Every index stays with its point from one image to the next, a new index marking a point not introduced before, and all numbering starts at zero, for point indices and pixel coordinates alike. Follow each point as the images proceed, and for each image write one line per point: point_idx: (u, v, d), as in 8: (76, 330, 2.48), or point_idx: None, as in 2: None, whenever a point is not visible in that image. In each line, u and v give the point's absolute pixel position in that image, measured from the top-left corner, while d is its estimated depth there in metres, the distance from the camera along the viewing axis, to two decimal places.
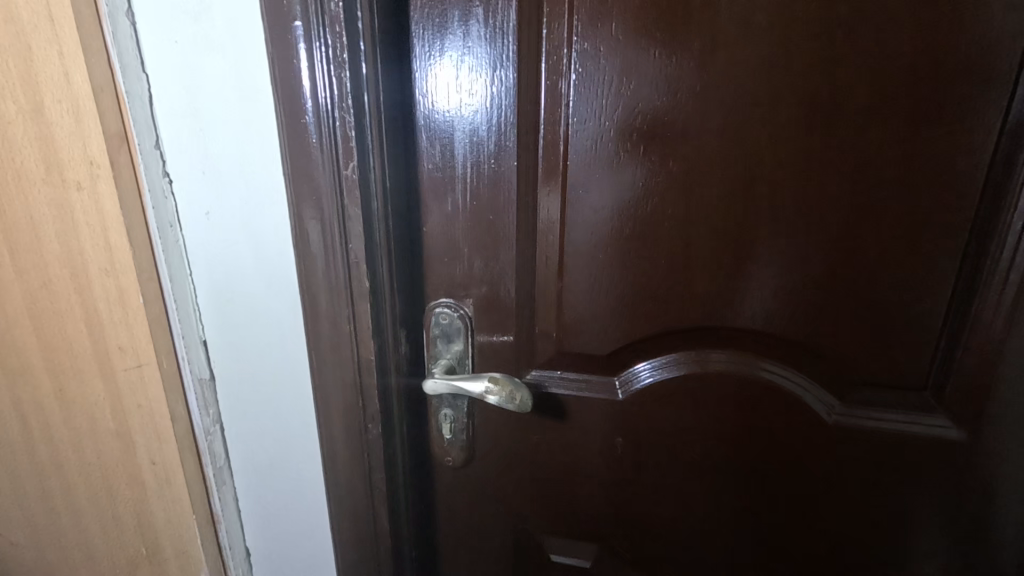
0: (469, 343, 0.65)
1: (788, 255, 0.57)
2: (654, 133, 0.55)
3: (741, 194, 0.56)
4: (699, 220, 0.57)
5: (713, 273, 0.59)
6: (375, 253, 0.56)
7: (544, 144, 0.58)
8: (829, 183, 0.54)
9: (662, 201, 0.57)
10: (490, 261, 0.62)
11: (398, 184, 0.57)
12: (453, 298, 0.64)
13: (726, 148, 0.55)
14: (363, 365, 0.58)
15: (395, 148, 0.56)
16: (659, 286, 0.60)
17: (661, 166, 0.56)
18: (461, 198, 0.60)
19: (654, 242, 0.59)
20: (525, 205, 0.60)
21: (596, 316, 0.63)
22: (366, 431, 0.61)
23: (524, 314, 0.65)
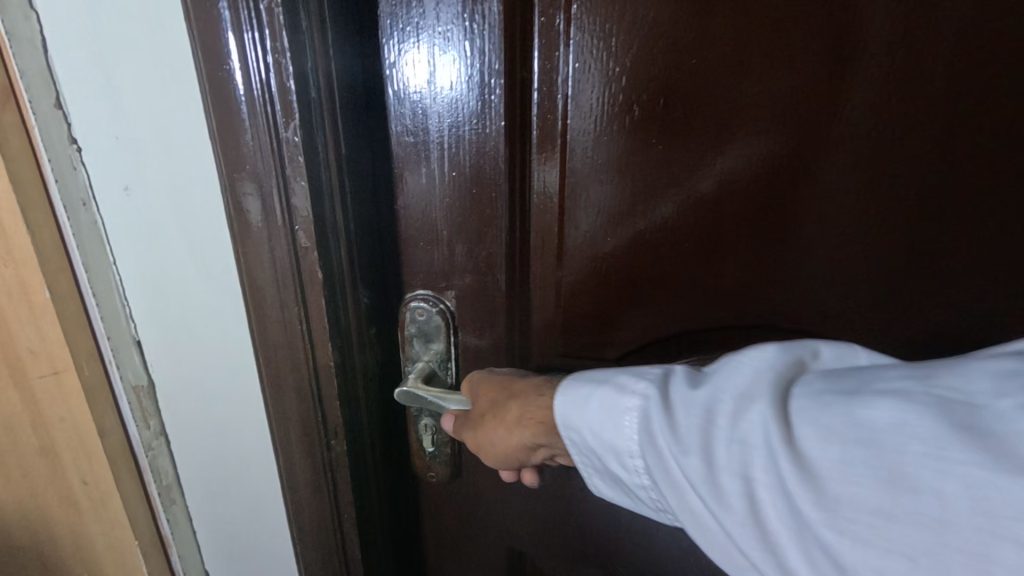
0: (451, 343, 0.55)
1: (842, 231, 0.46)
2: (678, 83, 0.43)
3: (789, 157, 0.44)
4: (733, 194, 0.46)
5: (749, 259, 0.48)
6: (329, 238, 0.45)
7: (539, 100, 0.47)
8: (907, 139, 0.42)
9: (685, 169, 0.46)
10: (475, 246, 0.51)
11: (358, 152, 0.46)
12: (431, 290, 0.54)
13: (771, 98, 0.43)
14: (321, 373, 0.48)
15: (352, 106, 0.44)
16: (680, 276, 0.50)
17: (686, 125, 0.45)
18: (438, 168, 0.49)
19: (677, 220, 0.48)
20: (516, 177, 0.49)
21: (604, 310, 0.52)
22: (329, 449, 0.51)
23: (517, 309, 0.54)
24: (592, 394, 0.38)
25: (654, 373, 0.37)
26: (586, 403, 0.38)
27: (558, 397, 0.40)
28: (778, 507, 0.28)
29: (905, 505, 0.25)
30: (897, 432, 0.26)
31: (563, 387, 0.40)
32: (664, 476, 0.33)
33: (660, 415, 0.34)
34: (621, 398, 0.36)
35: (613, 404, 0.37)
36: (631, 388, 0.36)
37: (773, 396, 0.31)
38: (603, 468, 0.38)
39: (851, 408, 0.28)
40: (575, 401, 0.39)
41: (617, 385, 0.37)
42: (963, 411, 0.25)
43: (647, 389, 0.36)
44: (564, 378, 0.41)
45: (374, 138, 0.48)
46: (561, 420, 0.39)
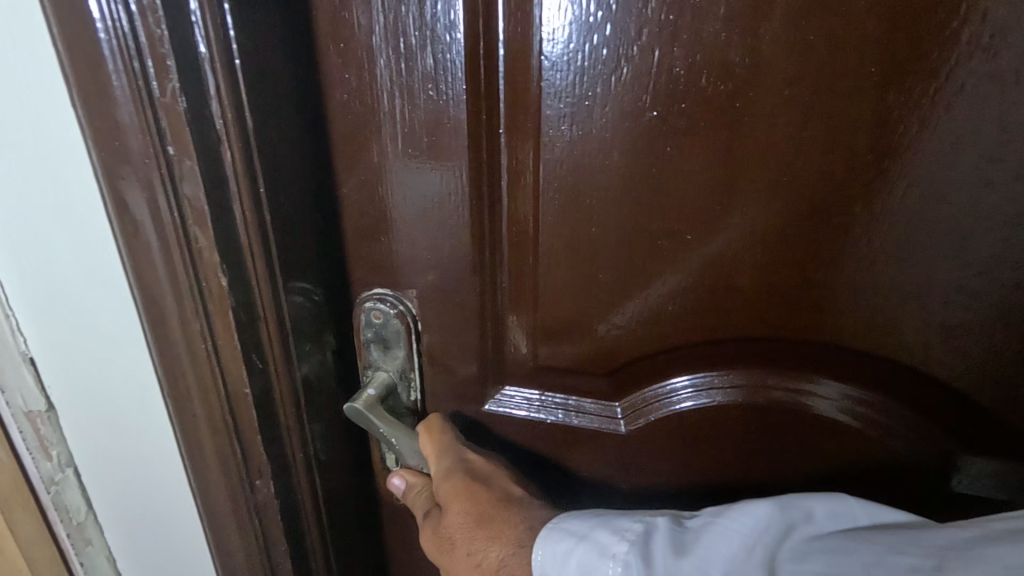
0: (414, 352, 0.46)
1: (887, 225, 0.36)
2: (688, 27, 0.33)
3: (823, 128, 0.34)
4: (755, 173, 0.36)
5: (774, 259, 0.38)
6: (235, 235, 0.35)
7: (513, 49, 0.36)
8: (982, 102, 0.32)
9: (695, 140, 0.36)
10: (436, 238, 0.41)
11: (274, 121, 0.35)
12: (391, 288, 0.44)
13: (804, 47, 0.32)
14: (235, 401, 0.39)
15: (263, 60, 0.33)
16: (686, 279, 0.40)
17: (696, 86, 0.34)
18: (386, 139, 0.38)
19: (678, 211, 0.38)
20: (482, 153, 0.39)
21: (594, 317, 0.42)
22: (254, 489, 0.43)
23: (491, 315, 0.44)
24: (571, 555, 0.32)
25: (635, 531, 0.32)
26: (566, 565, 0.32)
27: (539, 558, 0.33)
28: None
29: None
30: None
31: (544, 540, 0.34)
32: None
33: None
34: (604, 563, 0.31)
35: (597, 569, 0.31)
36: (616, 553, 0.31)
37: None
38: None
39: None
40: (555, 560, 0.33)
41: (598, 545, 0.32)
42: None
43: (635, 557, 0.30)
44: (545, 529, 0.34)
45: (299, 102, 0.37)
46: None
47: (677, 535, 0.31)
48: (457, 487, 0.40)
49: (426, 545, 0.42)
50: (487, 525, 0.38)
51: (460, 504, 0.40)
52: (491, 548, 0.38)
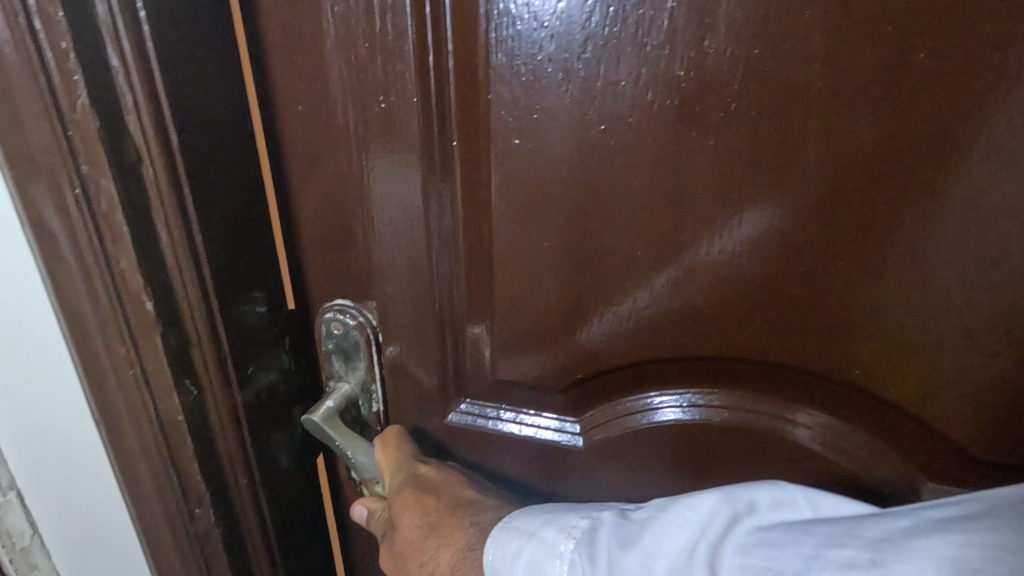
0: (375, 363, 0.45)
1: (847, 243, 0.35)
2: (622, 39, 0.32)
3: (772, 139, 0.33)
4: (704, 185, 0.35)
5: (725, 274, 0.37)
6: (158, 256, 0.34)
7: (461, 57, 0.35)
8: (932, 117, 0.31)
9: (643, 151, 0.35)
10: (392, 247, 0.40)
11: (201, 133, 0.33)
12: (350, 298, 0.43)
13: (750, 57, 0.32)
14: (170, 427, 0.38)
15: (182, 70, 0.32)
16: (643, 292, 0.39)
17: (635, 98, 0.33)
18: (337, 148, 0.38)
19: (630, 223, 0.37)
20: (433, 162, 0.37)
21: (551, 330, 0.41)
22: (193, 518, 0.42)
23: (450, 327, 0.43)
24: (519, 555, 0.32)
25: (582, 528, 0.32)
26: (514, 566, 0.32)
27: (489, 558, 0.33)
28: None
29: None
30: None
31: (494, 540, 0.33)
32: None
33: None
34: (551, 563, 0.31)
35: (543, 568, 0.31)
36: (563, 552, 0.31)
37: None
38: None
39: None
40: (504, 560, 0.32)
41: (546, 545, 0.31)
42: None
43: (580, 557, 0.30)
44: (495, 528, 0.34)
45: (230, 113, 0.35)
46: None
47: (622, 532, 0.30)
48: (400, 500, 0.39)
49: (383, 565, 0.41)
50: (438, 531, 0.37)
51: (412, 511, 0.38)
52: (441, 553, 0.37)
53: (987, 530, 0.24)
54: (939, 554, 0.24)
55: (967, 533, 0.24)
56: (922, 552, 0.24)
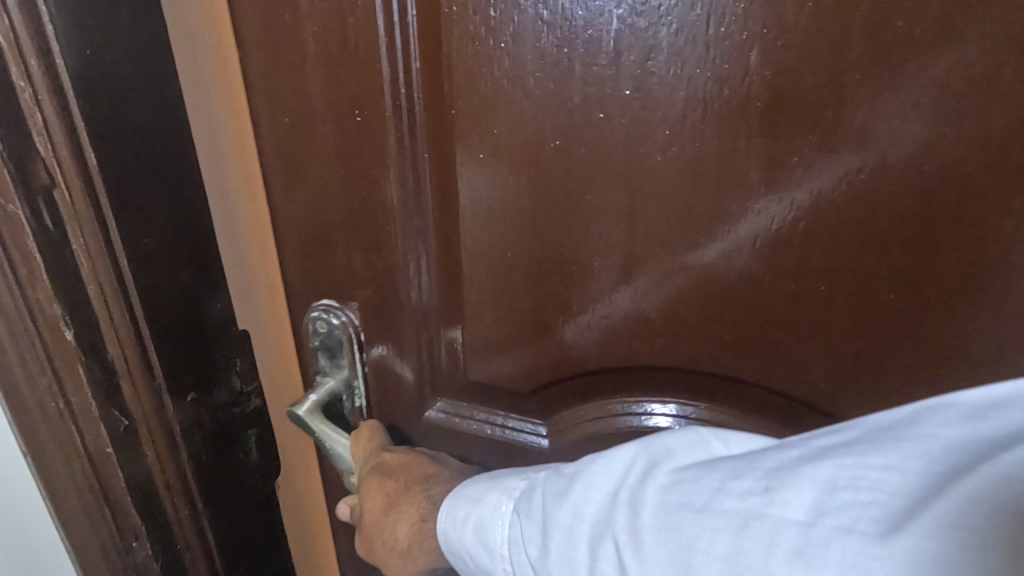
0: (358, 360, 0.48)
1: (785, 272, 0.34)
2: (567, 64, 0.34)
3: (712, 167, 0.33)
4: (652, 205, 0.35)
5: (676, 291, 0.37)
6: (73, 285, 0.34)
7: (425, 83, 0.37)
8: (868, 145, 0.30)
9: (591, 172, 0.36)
10: (370, 254, 0.43)
11: (124, 160, 0.34)
12: (333, 300, 0.46)
13: (688, 81, 0.32)
14: (98, 461, 0.38)
15: (102, 97, 0.32)
16: (591, 313, 0.40)
17: (579, 121, 0.35)
18: (319, 162, 0.41)
19: (576, 244, 0.38)
20: (403, 177, 0.40)
21: (516, 336, 0.43)
22: (128, 551, 0.41)
23: (424, 331, 0.46)
24: (466, 520, 0.33)
25: (521, 490, 0.32)
26: (463, 529, 0.33)
27: (443, 524, 0.35)
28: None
29: None
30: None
31: (446, 510, 0.35)
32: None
33: (535, 539, 0.29)
34: (494, 525, 0.32)
35: (488, 532, 0.32)
36: (504, 513, 0.32)
37: (627, 522, 0.26)
38: None
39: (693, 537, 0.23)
40: (454, 526, 0.34)
41: (489, 509, 0.33)
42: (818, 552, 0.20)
43: (518, 512, 0.31)
44: (448, 498, 0.35)
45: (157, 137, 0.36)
46: (451, 545, 0.34)
47: (555, 486, 0.30)
48: (370, 488, 0.40)
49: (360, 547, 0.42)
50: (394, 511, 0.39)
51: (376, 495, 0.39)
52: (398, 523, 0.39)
53: (890, 438, 0.21)
54: (824, 472, 0.21)
55: (846, 454, 0.21)
56: (810, 470, 0.22)
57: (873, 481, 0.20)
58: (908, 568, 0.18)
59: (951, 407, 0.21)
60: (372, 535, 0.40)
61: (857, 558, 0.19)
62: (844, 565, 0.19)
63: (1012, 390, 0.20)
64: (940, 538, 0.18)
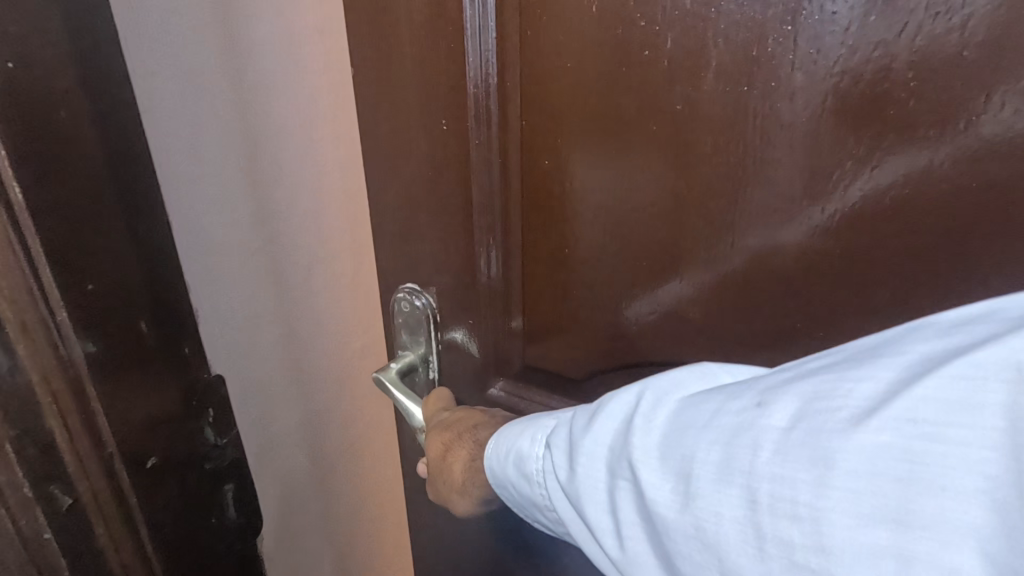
0: (434, 339, 0.55)
1: (824, 279, 0.37)
2: (624, 84, 0.38)
3: (756, 178, 0.36)
4: (697, 210, 0.39)
5: (721, 288, 0.40)
6: (74, 370, 0.40)
7: (501, 100, 0.43)
8: (908, 161, 0.32)
9: (643, 178, 0.40)
10: (449, 245, 0.50)
11: (86, 239, 0.40)
12: (416, 283, 0.53)
13: (736, 98, 0.35)
14: (34, 550, 0.39)
15: (83, 177, 0.40)
16: (639, 305, 0.44)
17: (634, 134, 0.39)
18: (411, 167, 0.48)
19: (628, 242, 0.42)
20: (477, 182, 0.46)
21: (571, 325, 0.48)
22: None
23: (491, 315, 0.51)
24: (508, 452, 0.37)
25: (549, 428, 0.36)
26: (506, 463, 0.38)
27: (489, 458, 0.39)
28: (680, 566, 0.27)
29: (778, 538, 0.24)
30: (751, 470, 0.25)
31: (493, 445, 0.39)
32: (580, 527, 0.33)
33: (562, 466, 0.33)
34: (528, 455, 0.36)
35: (525, 464, 0.36)
36: (536, 446, 0.36)
37: (641, 440, 0.30)
38: (530, 513, 0.38)
39: (700, 442, 0.28)
40: (499, 458, 0.38)
41: (525, 445, 0.37)
42: (807, 443, 0.24)
43: (549, 442, 0.35)
44: (494, 435, 0.40)
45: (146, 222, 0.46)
46: (496, 476, 0.39)
47: (579, 417, 0.34)
48: (430, 440, 0.46)
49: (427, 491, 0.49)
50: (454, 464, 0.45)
51: (438, 445, 0.46)
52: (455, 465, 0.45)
53: (871, 355, 0.25)
54: (807, 387, 0.26)
55: (831, 371, 0.26)
56: (798, 386, 0.26)
57: (847, 390, 0.25)
58: (873, 454, 0.23)
59: (925, 328, 0.25)
60: (438, 476, 0.46)
61: (826, 451, 0.24)
62: (815, 457, 0.24)
63: (985, 307, 0.24)
64: (899, 428, 0.22)
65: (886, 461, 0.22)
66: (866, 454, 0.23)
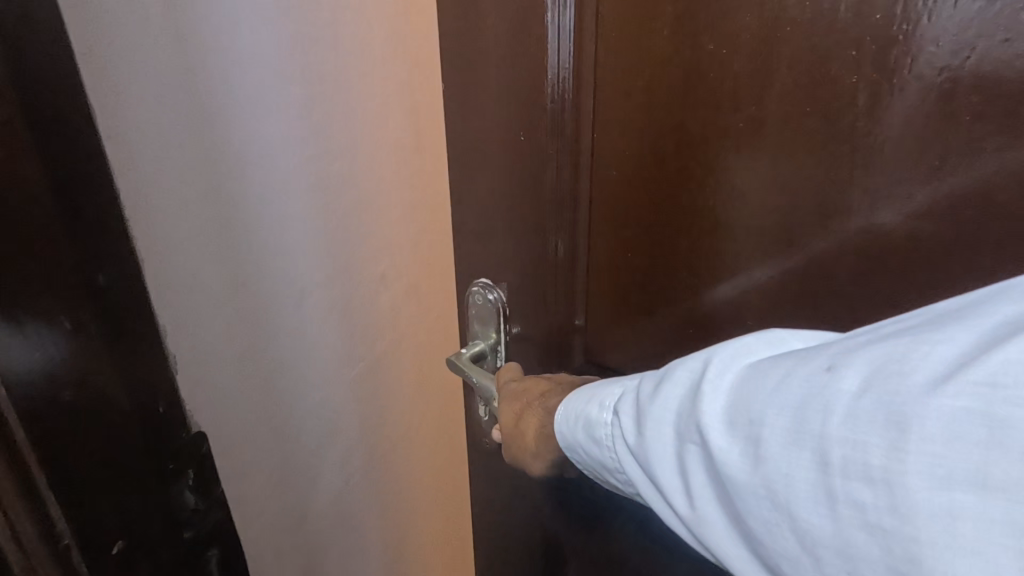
0: (503, 330, 0.60)
1: (883, 284, 0.39)
2: (688, 104, 0.42)
3: (814, 187, 0.39)
4: (760, 213, 0.42)
5: (783, 285, 0.43)
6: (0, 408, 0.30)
7: (575, 116, 0.48)
8: (964, 175, 0.34)
9: (707, 183, 0.43)
10: (521, 246, 0.55)
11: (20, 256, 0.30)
12: (490, 278, 0.59)
13: (798, 117, 0.38)
14: None
15: (69, 198, 0.33)
16: (715, 290, 0.46)
17: (697, 146, 0.43)
18: (491, 175, 0.54)
19: (695, 238, 0.46)
20: (550, 191, 0.51)
21: (633, 320, 0.52)
22: None
23: (557, 310, 0.56)
24: (579, 418, 0.41)
25: (616, 396, 0.40)
26: (575, 429, 0.41)
27: (559, 423, 0.43)
28: (748, 520, 0.30)
29: (852, 495, 0.25)
30: (821, 434, 0.27)
31: (563, 408, 0.43)
32: (649, 487, 0.36)
33: (631, 430, 0.37)
34: (597, 421, 0.40)
35: (595, 430, 0.40)
36: (606, 413, 0.39)
37: (709, 399, 0.32)
38: (600, 473, 0.42)
39: (770, 404, 0.29)
40: (569, 424, 0.42)
41: (595, 412, 0.40)
42: (883, 409, 0.25)
43: (617, 408, 0.39)
44: (566, 398, 0.44)
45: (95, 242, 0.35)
46: (567, 441, 0.43)
47: (648, 384, 0.37)
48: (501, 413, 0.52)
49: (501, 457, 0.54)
50: (522, 440, 0.50)
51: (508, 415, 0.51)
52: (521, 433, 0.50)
53: (946, 321, 0.26)
54: (877, 354, 0.27)
55: (903, 338, 0.27)
56: (866, 353, 0.27)
57: (923, 354, 0.25)
58: (951, 419, 0.23)
59: (1004, 293, 0.26)
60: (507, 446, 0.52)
61: (900, 416, 0.24)
62: (889, 421, 0.25)
63: None
64: (976, 395, 0.23)
65: (966, 425, 0.23)
66: (943, 419, 0.23)
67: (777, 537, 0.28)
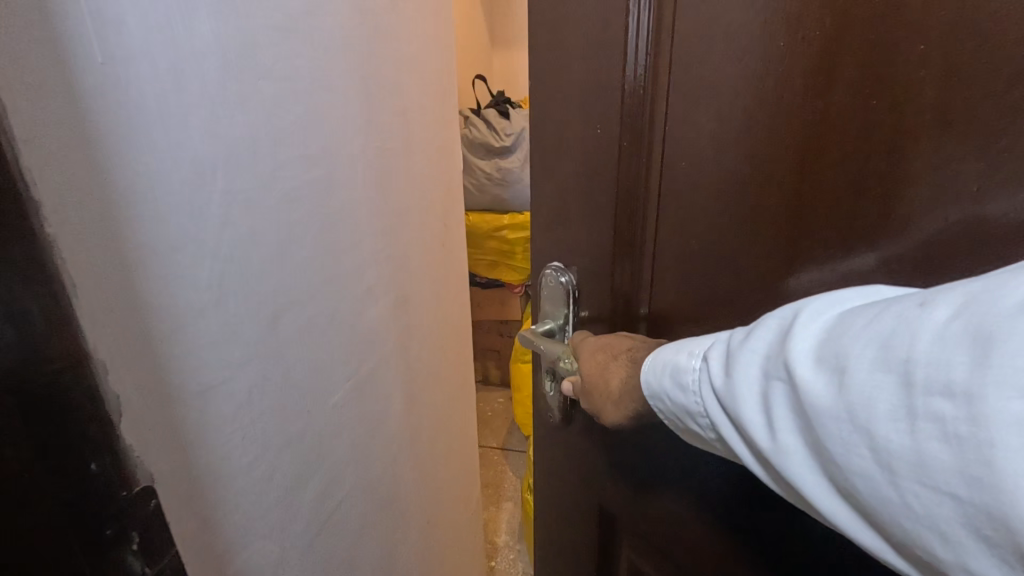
0: (572, 310, 0.66)
1: (949, 265, 0.41)
2: (755, 100, 0.47)
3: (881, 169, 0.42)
4: (827, 194, 0.45)
5: (849, 263, 0.46)
6: None
7: (648, 113, 0.53)
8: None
9: (776, 166, 0.47)
10: (593, 232, 0.60)
11: None
12: (562, 262, 0.65)
13: (864, 105, 0.42)
14: None
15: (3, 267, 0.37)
16: (793, 260, 0.49)
17: (766, 133, 0.47)
18: (569, 168, 0.60)
19: (765, 216, 0.49)
20: (624, 180, 0.56)
21: (697, 300, 0.56)
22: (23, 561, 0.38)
23: (625, 291, 0.61)
24: (666, 366, 0.46)
25: (706, 346, 0.44)
26: (661, 375, 0.46)
27: (646, 372, 0.48)
28: (826, 444, 0.33)
29: (936, 410, 0.28)
30: (908, 358, 0.29)
31: (650, 359, 0.48)
32: (733, 425, 0.40)
33: (719, 373, 0.41)
34: (685, 367, 0.44)
35: (682, 375, 0.44)
36: (695, 360, 0.44)
37: (801, 336, 0.36)
38: (682, 421, 0.46)
39: (860, 336, 0.32)
40: (655, 372, 0.47)
41: (683, 359, 0.45)
42: (970, 331, 0.28)
43: (708, 356, 0.43)
44: (653, 351, 0.49)
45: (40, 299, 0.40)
46: (651, 388, 0.48)
47: (743, 332, 0.41)
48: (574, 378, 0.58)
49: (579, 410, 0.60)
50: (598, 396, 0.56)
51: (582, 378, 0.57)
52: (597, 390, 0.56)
53: None
54: (965, 291, 0.29)
55: (993, 277, 0.29)
56: (954, 292, 0.30)
57: (1012, 286, 0.28)
58: None
59: None
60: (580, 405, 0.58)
61: (986, 334, 0.27)
62: (975, 340, 0.27)
63: None
64: None
65: None
66: None
67: (859, 459, 0.31)
